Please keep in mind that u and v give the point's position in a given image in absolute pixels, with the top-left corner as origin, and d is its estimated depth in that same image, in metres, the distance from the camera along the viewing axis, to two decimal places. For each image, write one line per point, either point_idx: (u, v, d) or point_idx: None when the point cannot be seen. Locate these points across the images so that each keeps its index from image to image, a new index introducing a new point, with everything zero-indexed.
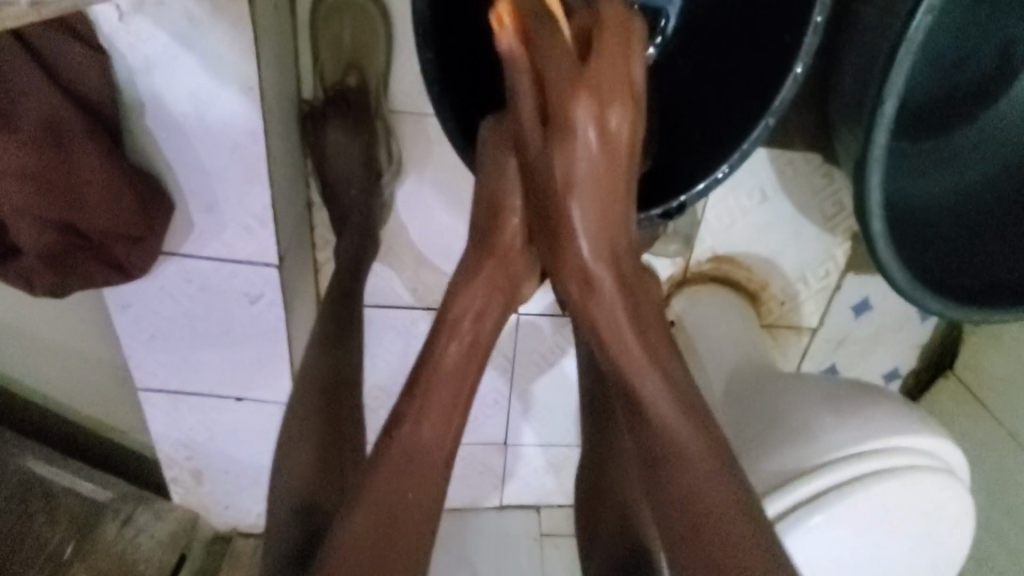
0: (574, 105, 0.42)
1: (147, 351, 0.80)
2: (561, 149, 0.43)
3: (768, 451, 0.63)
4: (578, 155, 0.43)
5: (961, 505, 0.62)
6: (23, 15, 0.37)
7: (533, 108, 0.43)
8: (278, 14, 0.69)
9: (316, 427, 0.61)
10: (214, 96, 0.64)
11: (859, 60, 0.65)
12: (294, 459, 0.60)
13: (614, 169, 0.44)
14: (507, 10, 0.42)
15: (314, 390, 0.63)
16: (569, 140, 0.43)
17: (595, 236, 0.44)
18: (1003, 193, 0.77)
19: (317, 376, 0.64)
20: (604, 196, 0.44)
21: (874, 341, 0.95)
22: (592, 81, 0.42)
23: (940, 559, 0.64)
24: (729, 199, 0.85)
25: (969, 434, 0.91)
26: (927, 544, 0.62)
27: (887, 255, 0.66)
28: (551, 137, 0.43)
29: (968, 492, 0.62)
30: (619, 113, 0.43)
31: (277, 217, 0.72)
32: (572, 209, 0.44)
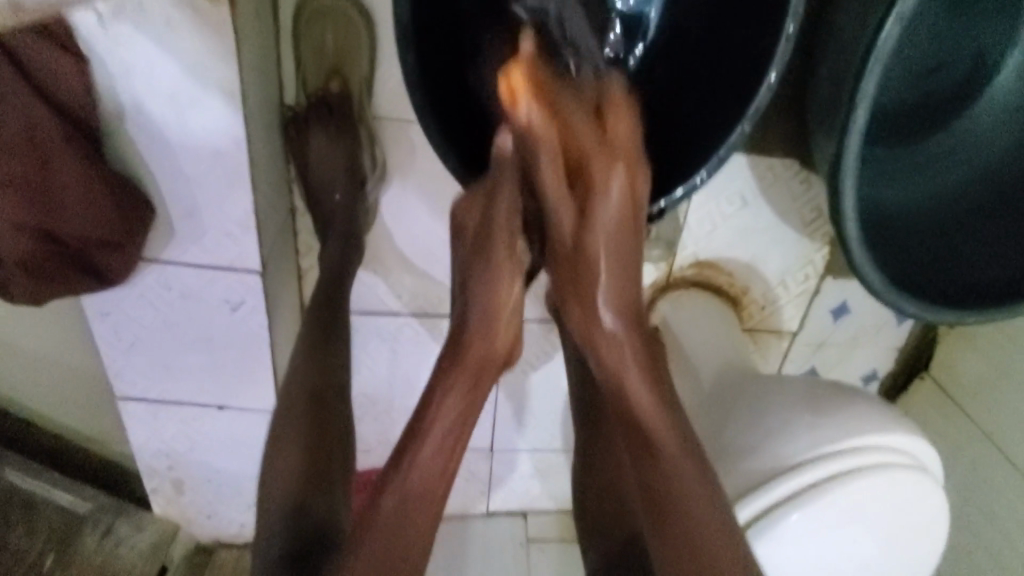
0: (601, 168, 0.44)
1: (127, 359, 0.79)
2: (587, 205, 0.45)
3: (746, 451, 0.64)
4: (606, 220, 0.45)
5: (936, 502, 0.63)
6: None
7: (555, 175, 0.44)
8: (260, 20, 0.69)
9: (298, 431, 0.61)
10: (194, 102, 0.64)
11: (833, 69, 0.67)
12: (279, 466, 0.60)
13: (631, 247, 0.47)
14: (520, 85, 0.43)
15: (299, 397, 0.63)
16: (601, 190, 0.45)
17: (614, 303, 0.47)
18: (974, 198, 0.79)
19: (302, 383, 0.64)
20: (622, 268, 0.47)
21: (852, 345, 0.97)
22: (612, 146, 0.45)
23: (915, 555, 0.65)
24: (709, 205, 0.86)
25: (947, 435, 0.93)
26: (902, 539, 0.63)
27: (861, 257, 0.67)
28: (580, 198, 0.45)
29: (942, 488, 0.63)
30: (637, 176, 0.46)
31: (260, 223, 0.72)
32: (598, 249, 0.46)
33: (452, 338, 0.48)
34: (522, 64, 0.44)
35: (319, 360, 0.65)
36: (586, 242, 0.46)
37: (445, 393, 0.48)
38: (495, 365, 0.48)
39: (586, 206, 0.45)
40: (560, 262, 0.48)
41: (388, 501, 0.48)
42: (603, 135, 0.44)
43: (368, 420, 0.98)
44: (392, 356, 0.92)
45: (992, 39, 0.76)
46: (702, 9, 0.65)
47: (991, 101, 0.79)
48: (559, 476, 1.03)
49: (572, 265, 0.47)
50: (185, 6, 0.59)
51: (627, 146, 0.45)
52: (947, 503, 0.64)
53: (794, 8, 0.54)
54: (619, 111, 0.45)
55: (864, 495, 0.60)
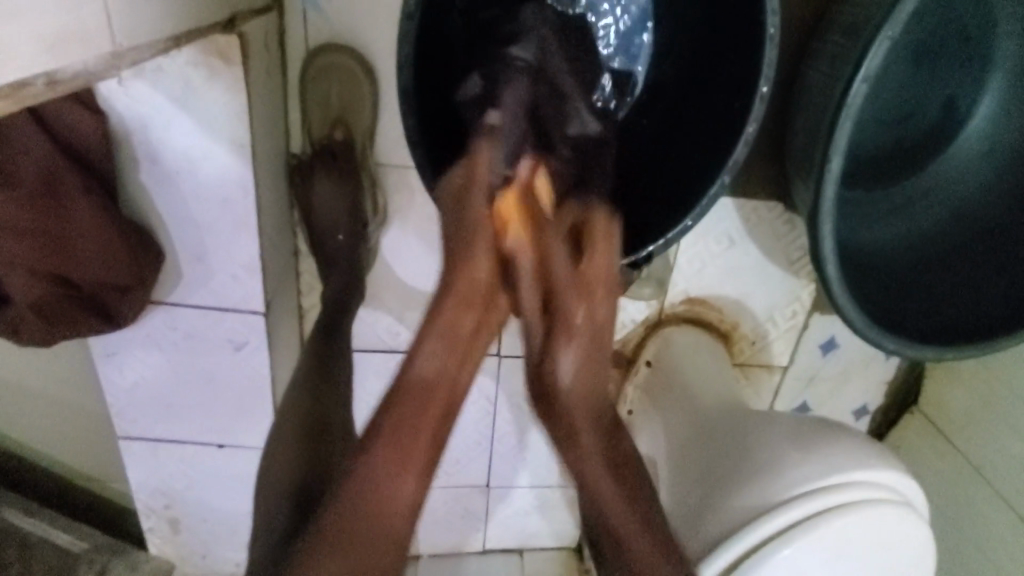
0: (572, 307, 0.45)
1: (130, 399, 0.80)
2: (556, 340, 0.45)
3: (737, 485, 0.65)
4: (569, 354, 0.45)
5: (921, 537, 0.64)
6: (39, 92, 0.42)
7: (533, 301, 0.46)
8: (270, 77, 0.73)
9: (295, 455, 0.61)
10: (206, 154, 0.68)
11: (809, 120, 0.71)
12: (271, 487, 0.61)
13: (599, 358, 0.46)
14: (512, 214, 0.46)
15: (295, 425, 0.63)
16: (567, 342, 0.45)
17: (579, 400, 0.46)
18: (951, 239, 0.82)
19: (298, 412, 0.64)
20: (590, 365, 0.46)
21: (841, 379, 0.99)
22: (589, 283, 0.46)
23: None
24: (698, 245, 0.89)
25: (936, 468, 0.94)
26: None
27: (842, 298, 0.70)
28: (552, 324, 0.46)
29: (927, 525, 0.64)
30: (605, 302, 0.46)
31: (264, 266, 0.74)
32: (564, 358, 0.45)
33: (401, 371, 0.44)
34: (513, 198, 0.47)
35: (317, 392, 0.66)
36: (551, 362, 0.46)
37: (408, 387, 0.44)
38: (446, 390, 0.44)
39: (551, 343, 0.46)
40: (536, 377, 0.47)
41: (338, 512, 0.42)
42: (575, 277, 0.46)
43: None
44: None
45: (964, 89, 0.80)
46: (682, 70, 0.70)
47: (963, 146, 0.83)
48: (554, 512, 1.04)
49: (542, 383, 0.47)
50: (202, 66, 0.64)
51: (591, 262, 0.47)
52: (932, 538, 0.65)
53: (766, 70, 0.58)
54: (592, 247, 0.48)
55: (851, 531, 0.61)
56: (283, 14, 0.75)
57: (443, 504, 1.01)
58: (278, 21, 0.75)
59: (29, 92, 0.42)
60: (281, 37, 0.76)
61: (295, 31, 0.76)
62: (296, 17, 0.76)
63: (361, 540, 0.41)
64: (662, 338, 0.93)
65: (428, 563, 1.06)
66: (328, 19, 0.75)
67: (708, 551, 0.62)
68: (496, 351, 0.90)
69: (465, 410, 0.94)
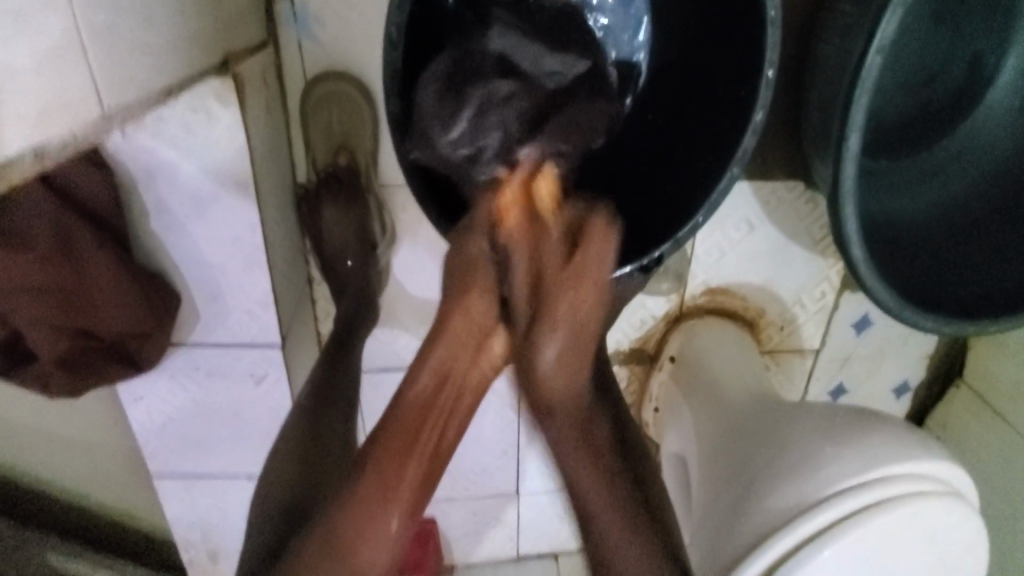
0: (560, 295, 0.46)
1: (159, 439, 0.82)
2: (539, 331, 0.46)
3: (772, 484, 0.63)
4: (552, 344, 0.46)
5: (971, 526, 0.61)
6: (30, 168, 0.42)
7: (522, 285, 0.47)
8: (269, 112, 0.73)
9: (294, 464, 0.64)
10: (212, 197, 0.68)
11: (823, 96, 0.68)
12: (268, 497, 0.64)
13: (577, 359, 0.47)
14: (515, 199, 0.47)
15: (292, 445, 0.66)
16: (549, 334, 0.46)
17: (562, 363, 0.47)
18: (986, 201, 0.77)
19: (296, 431, 0.67)
20: (571, 351, 0.47)
21: (878, 358, 0.95)
22: (578, 269, 0.46)
23: None
24: (717, 234, 0.87)
25: (984, 443, 0.90)
26: (940, 569, 0.61)
27: (873, 280, 0.67)
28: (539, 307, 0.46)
29: (977, 513, 0.61)
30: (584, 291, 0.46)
31: (278, 300, 0.75)
32: (546, 347, 0.46)
33: (410, 365, 0.48)
34: (522, 184, 0.48)
35: (316, 411, 0.68)
36: (535, 351, 0.46)
37: (416, 379, 0.48)
38: (437, 408, 0.48)
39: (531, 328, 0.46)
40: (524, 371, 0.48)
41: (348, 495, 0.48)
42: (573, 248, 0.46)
43: None
44: None
45: (991, 44, 0.75)
46: (683, 59, 0.67)
47: (994, 103, 0.78)
48: None
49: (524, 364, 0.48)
50: (200, 112, 0.64)
51: (594, 258, 0.46)
52: (984, 527, 0.62)
53: (771, 53, 0.55)
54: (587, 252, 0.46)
55: (894, 527, 0.59)
56: (278, 47, 0.75)
57: (475, 514, 1.01)
58: (274, 55, 0.75)
59: (19, 169, 0.42)
60: (278, 70, 0.75)
61: (291, 62, 0.76)
62: (290, 48, 0.75)
63: (366, 523, 0.47)
64: (684, 332, 0.91)
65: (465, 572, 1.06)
66: (322, 48, 0.75)
67: (744, 556, 0.60)
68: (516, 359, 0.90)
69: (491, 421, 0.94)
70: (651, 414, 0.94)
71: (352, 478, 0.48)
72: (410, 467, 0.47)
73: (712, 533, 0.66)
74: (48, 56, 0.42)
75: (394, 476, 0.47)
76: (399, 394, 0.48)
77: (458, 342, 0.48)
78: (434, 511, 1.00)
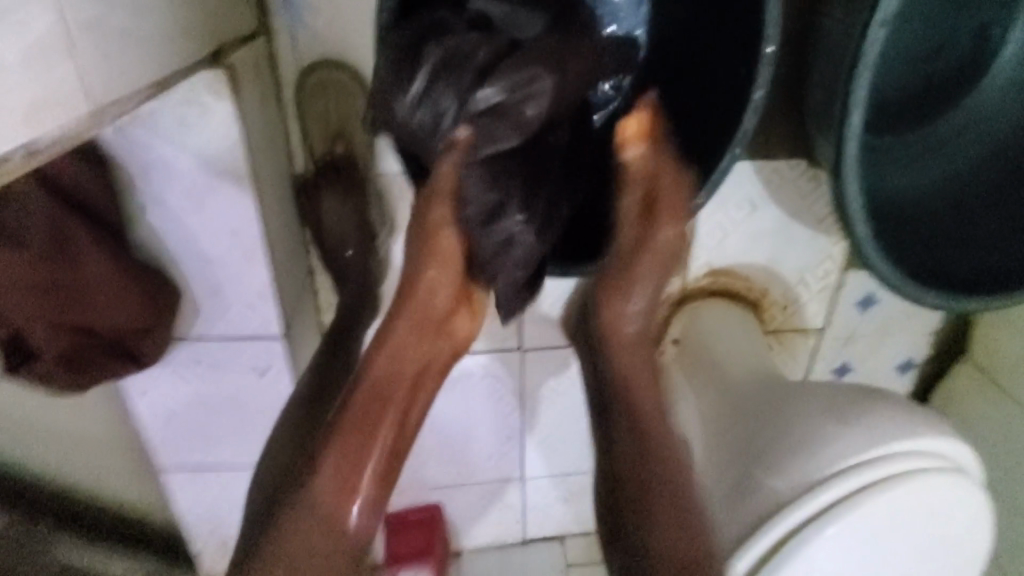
0: (663, 223, 0.56)
1: (165, 432, 0.82)
2: (659, 223, 0.56)
3: (776, 462, 0.63)
4: (653, 250, 0.57)
5: (974, 501, 0.61)
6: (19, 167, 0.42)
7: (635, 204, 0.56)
8: (264, 102, 0.72)
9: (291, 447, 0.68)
10: (208, 191, 0.68)
11: (826, 72, 0.66)
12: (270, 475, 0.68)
13: (669, 258, 0.58)
14: (636, 127, 0.56)
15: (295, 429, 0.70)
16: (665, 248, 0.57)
17: (642, 294, 0.58)
18: (991, 176, 0.76)
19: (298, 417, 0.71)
20: (654, 267, 0.57)
21: (883, 336, 0.95)
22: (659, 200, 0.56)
23: (961, 558, 0.63)
24: (718, 215, 0.86)
25: (989, 418, 0.90)
26: (944, 544, 0.62)
27: (875, 257, 0.67)
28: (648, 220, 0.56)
29: (979, 487, 0.62)
30: (667, 226, 0.56)
31: (279, 292, 0.74)
32: (639, 264, 0.57)
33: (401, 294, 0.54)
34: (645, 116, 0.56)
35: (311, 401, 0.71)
36: (640, 246, 0.57)
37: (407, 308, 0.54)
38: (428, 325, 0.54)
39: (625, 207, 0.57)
40: (618, 294, 0.58)
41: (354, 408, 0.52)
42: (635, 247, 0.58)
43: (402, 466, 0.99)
44: None
45: (998, 15, 0.74)
46: (684, 39, 0.66)
47: (999, 74, 0.77)
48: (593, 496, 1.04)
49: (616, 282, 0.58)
50: (193, 106, 0.64)
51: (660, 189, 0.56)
52: (987, 504, 0.62)
53: (771, 30, 0.54)
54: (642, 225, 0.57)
55: (898, 503, 0.59)
56: (271, 36, 0.74)
57: (481, 498, 1.02)
58: (267, 44, 0.74)
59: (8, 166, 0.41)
60: (272, 59, 0.74)
61: (285, 51, 0.75)
62: (284, 37, 0.74)
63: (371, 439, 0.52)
64: (687, 315, 0.91)
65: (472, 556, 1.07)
66: (316, 36, 0.74)
67: (748, 535, 0.60)
68: (518, 345, 0.90)
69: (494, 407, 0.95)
70: None
71: (347, 404, 0.52)
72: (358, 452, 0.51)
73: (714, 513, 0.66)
74: (36, 51, 0.41)
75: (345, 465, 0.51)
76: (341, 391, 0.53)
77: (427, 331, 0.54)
78: (440, 497, 1.01)
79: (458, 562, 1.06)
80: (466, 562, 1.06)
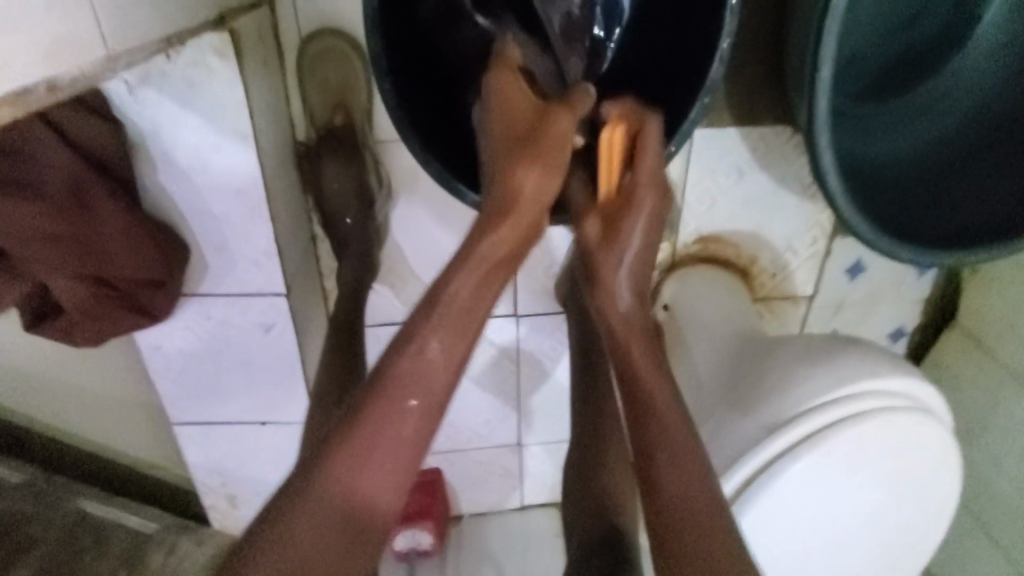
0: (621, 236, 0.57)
1: (177, 387, 0.86)
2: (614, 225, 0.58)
3: (751, 401, 0.67)
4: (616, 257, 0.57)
5: (938, 438, 0.65)
6: (42, 99, 0.46)
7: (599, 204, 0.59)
8: (268, 69, 0.77)
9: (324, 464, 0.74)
10: (214, 148, 0.73)
11: (802, 31, 0.69)
12: None
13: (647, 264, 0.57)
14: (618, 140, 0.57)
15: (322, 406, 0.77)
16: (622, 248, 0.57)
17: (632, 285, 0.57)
18: (973, 140, 0.77)
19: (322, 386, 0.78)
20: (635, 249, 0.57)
21: (873, 303, 0.97)
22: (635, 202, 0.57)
23: (927, 497, 0.68)
24: (706, 181, 0.88)
25: (979, 381, 0.91)
26: (909, 482, 0.66)
27: (848, 210, 0.69)
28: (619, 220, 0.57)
29: (943, 426, 0.65)
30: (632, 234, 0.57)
31: (282, 250, 0.79)
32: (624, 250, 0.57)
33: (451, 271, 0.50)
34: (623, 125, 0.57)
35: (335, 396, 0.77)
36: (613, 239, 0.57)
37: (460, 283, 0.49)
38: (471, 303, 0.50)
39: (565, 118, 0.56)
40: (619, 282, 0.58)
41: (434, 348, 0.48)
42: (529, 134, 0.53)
43: None
44: None
45: None
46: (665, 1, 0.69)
47: (986, 36, 0.78)
48: None
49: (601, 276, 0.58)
50: (200, 66, 0.68)
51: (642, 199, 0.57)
52: (952, 438, 0.66)
53: None
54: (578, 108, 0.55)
55: (862, 439, 0.63)
56: (275, 7, 0.78)
57: (480, 465, 1.06)
58: (272, 15, 0.78)
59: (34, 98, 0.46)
60: (275, 30, 0.79)
61: (287, 22, 0.79)
62: (287, 9, 0.78)
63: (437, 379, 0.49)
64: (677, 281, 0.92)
65: (469, 523, 1.11)
66: (317, 7, 0.78)
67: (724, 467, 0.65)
68: (513, 312, 0.94)
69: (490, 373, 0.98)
70: None
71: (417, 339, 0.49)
72: (390, 436, 0.47)
73: None
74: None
75: (386, 441, 0.47)
76: (419, 331, 0.48)
77: (513, 241, 0.50)
78: (440, 463, 1.05)
79: (457, 528, 1.10)
80: (465, 527, 1.10)
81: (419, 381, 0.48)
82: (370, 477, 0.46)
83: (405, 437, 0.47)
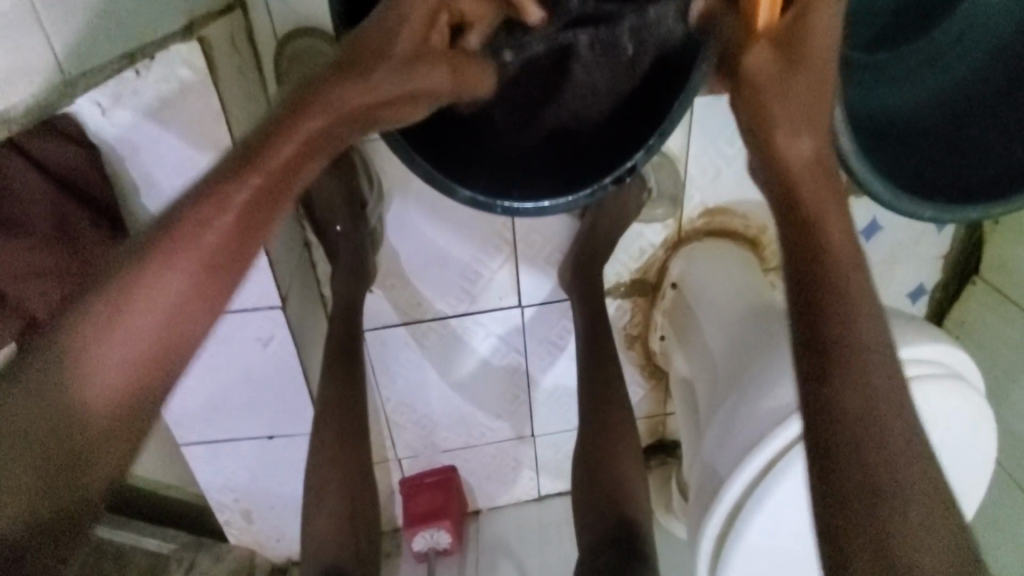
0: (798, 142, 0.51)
1: (181, 408, 0.85)
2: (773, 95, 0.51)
3: (767, 382, 0.66)
4: (795, 154, 0.50)
5: (972, 406, 0.63)
6: None
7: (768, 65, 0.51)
8: (243, 75, 0.73)
9: (339, 487, 0.74)
10: (196, 165, 0.70)
11: None
12: (321, 511, 0.73)
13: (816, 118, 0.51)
14: None
15: (333, 422, 0.76)
16: (801, 129, 0.51)
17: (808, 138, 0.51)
18: (993, 79, 0.71)
19: (326, 402, 0.77)
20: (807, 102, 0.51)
21: (889, 264, 0.93)
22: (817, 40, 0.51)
23: (962, 468, 0.65)
24: (709, 150, 0.83)
25: (1007, 337, 0.88)
26: (942, 452, 0.64)
27: (864, 172, 0.62)
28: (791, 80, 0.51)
29: (976, 392, 0.63)
30: (809, 139, 0.51)
31: (274, 262, 0.76)
32: (778, 141, 0.51)
33: (298, 106, 0.50)
34: None
35: (343, 415, 0.76)
36: (787, 142, 0.51)
37: (313, 118, 0.50)
38: (280, 173, 0.48)
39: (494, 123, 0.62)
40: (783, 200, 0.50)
41: (218, 221, 0.45)
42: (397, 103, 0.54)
43: (415, 433, 1.01)
44: (423, 360, 0.94)
45: None
46: None
47: None
48: None
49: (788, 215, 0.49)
50: (171, 79, 0.65)
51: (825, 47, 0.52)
52: (984, 406, 0.63)
53: None
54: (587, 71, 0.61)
55: None
56: (246, 10, 0.74)
57: (494, 458, 1.05)
58: (243, 18, 0.74)
59: None
60: (249, 34, 0.75)
61: (260, 23, 0.76)
62: (259, 11, 0.75)
63: (203, 283, 0.45)
64: (684, 257, 0.88)
65: (487, 516, 1.10)
66: (290, 7, 0.75)
67: (749, 452, 0.63)
68: (516, 303, 0.91)
69: (499, 366, 0.96)
70: (659, 343, 0.94)
71: (197, 219, 0.45)
72: (171, 281, 0.44)
73: (719, 438, 0.68)
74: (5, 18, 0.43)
75: (140, 301, 0.43)
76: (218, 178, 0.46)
77: (345, 99, 0.51)
78: (453, 460, 1.04)
79: (474, 522, 1.10)
80: (484, 521, 1.10)
81: (177, 279, 0.44)
82: (88, 371, 0.41)
83: (186, 276, 0.44)
